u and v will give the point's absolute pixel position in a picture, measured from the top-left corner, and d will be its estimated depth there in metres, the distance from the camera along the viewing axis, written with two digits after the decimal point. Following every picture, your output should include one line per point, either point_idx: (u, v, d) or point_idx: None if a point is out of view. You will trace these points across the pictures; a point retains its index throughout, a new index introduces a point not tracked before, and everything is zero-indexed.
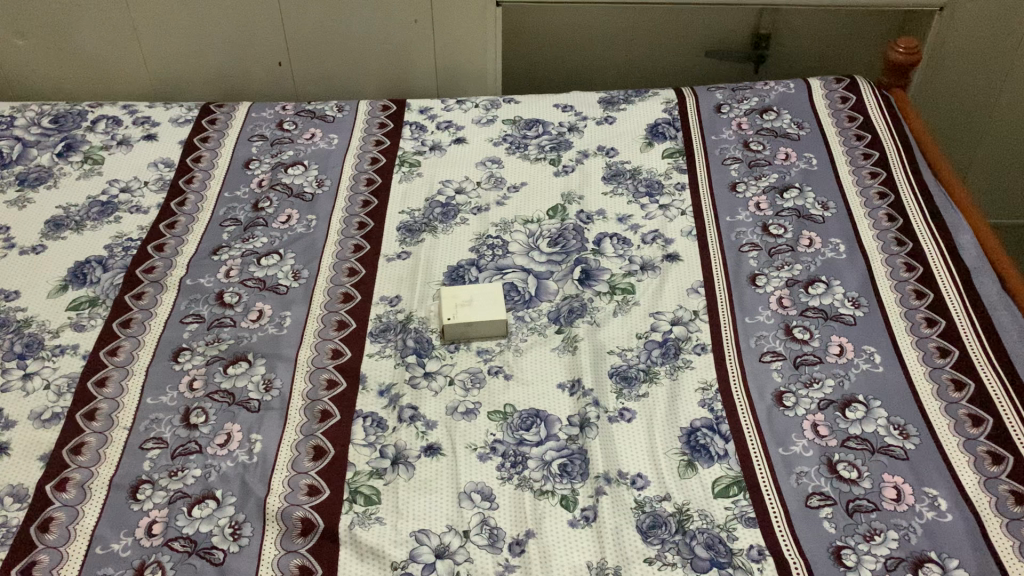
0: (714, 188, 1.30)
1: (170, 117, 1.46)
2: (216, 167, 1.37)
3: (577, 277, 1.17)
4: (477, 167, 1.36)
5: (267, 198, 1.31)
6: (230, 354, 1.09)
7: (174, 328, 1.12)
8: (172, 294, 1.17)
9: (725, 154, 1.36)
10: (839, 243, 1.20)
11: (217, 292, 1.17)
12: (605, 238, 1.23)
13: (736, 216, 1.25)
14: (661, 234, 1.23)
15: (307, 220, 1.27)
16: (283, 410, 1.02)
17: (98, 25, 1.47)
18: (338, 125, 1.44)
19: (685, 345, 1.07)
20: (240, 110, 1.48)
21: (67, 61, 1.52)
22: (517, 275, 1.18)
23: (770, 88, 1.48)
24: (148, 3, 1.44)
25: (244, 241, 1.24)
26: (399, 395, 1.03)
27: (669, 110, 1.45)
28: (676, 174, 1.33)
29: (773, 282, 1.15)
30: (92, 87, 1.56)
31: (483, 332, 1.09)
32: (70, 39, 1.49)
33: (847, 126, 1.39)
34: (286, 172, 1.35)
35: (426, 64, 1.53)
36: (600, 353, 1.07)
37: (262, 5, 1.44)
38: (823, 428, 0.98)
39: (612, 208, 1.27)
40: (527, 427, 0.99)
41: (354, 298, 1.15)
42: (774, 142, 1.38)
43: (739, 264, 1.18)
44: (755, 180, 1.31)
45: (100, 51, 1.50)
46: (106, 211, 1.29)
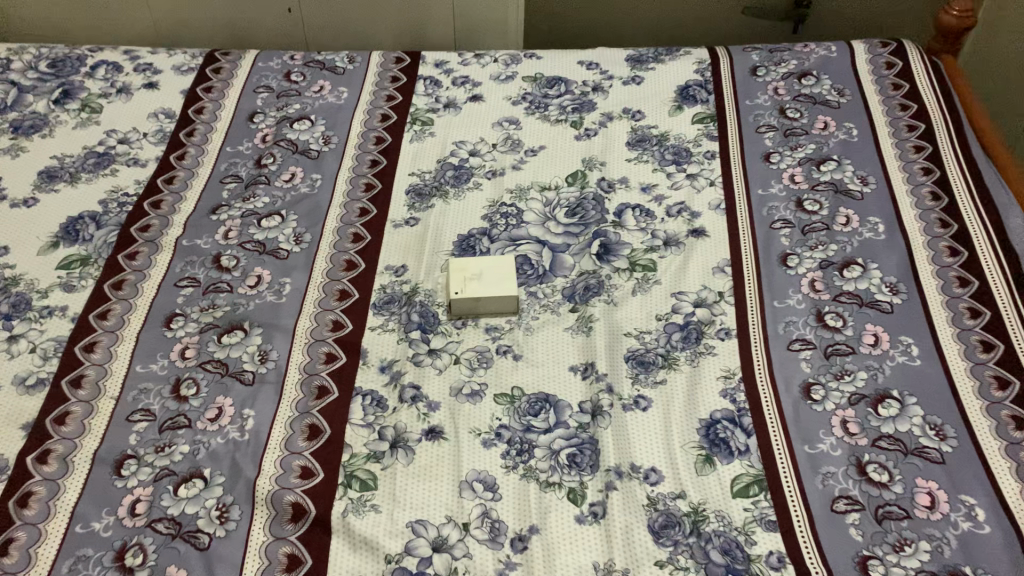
0: (746, 158, 1.22)
1: (173, 64, 1.39)
2: (219, 120, 1.30)
3: (594, 252, 1.10)
4: (493, 127, 1.28)
5: (270, 154, 1.24)
6: (225, 322, 1.03)
7: (168, 292, 1.06)
8: (167, 255, 1.11)
9: (759, 121, 1.27)
10: (878, 222, 1.12)
11: (215, 255, 1.11)
12: (626, 209, 1.15)
13: (768, 189, 1.17)
14: (687, 207, 1.15)
15: (312, 180, 1.20)
16: (278, 384, 0.96)
17: None
18: (349, 77, 1.36)
19: (708, 329, 1.00)
20: (246, 58, 1.40)
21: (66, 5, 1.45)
22: (531, 246, 1.11)
23: (810, 51, 1.39)
24: None
25: (244, 200, 1.18)
26: (401, 373, 0.97)
27: (701, 71, 1.35)
28: (706, 141, 1.24)
29: (805, 264, 1.08)
30: (94, 32, 1.49)
31: (493, 309, 1.03)
32: None
33: (891, 94, 1.30)
34: (292, 127, 1.28)
35: (443, 15, 1.44)
36: (616, 335, 1.00)
37: None
38: (852, 425, 0.91)
39: (635, 176, 1.20)
40: (535, 413, 0.93)
41: (359, 265, 1.09)
42: (812, 110, 1.29)
43: (770, 242, 1.10)
44: (791, 150, 1.23)
45: None
46: (102, 163, 1.23)
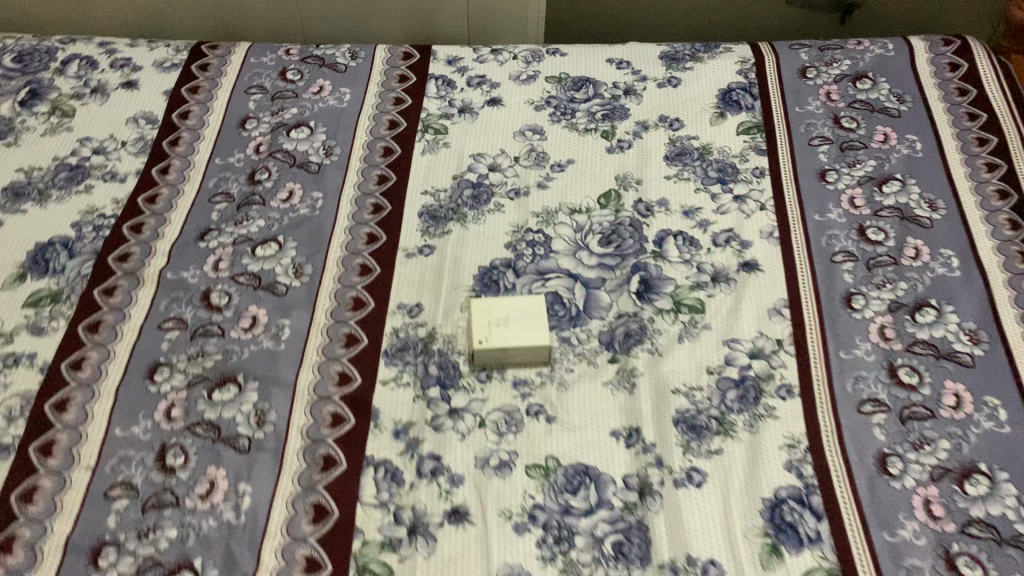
0: (800, 176, 1.09)
1: (155, 60, 1.24)
2: (207, 126, 1.16)
3: (633, 290, 0.97)
4: (515, 137, 1.14)
5: (265, 167, 1.10)
6: (216, 374, 0.90)
7: (151, 336, 0.93)
8: (149, 290, 0.97)
9: (811, 132, 1.14)
10: (951, 255, 1.00)
11: (204, 290, 0.98)
12: (667, 237, 1.02)
13: (826, 214, 1.04)
14: (736, 235, 1.02)
15: (312, 199, 1.07)
16: (279, 452, 0.84)
17: None
18: (351, 76, 1.22)
19: (767, 387, 0.89)
20: (237, 53, 1.25)
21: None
22: (562, 280, 0.98)
23: (864, 49, 1.25)
24: None
25: (236, 223, 1.04)
26: (419, 441, 0.85)
27: (745, 72, 1.22)
28: (754, 156, 1.11)
29: (872, 305, 0.95)
30: (66, 23, 1.35)
31: (522, 359, 0.91)
32: None
33: (957, 101, 1.17)
34: (288, 135, 1.14)
35: (456, 9, 1.30)
36: (663, 392, 0.88)
37: None
38: (937, 507, 0.80)
39: (675, 197, 1.07)
40: (573, 489, 0.81)
41: (367, 304, 0.96)
42: (870, 119, 1.15)
43: (831, 279, 0.98)
44: (849, 167, 1.10)
45: None
46: (75, 177, 1.09)
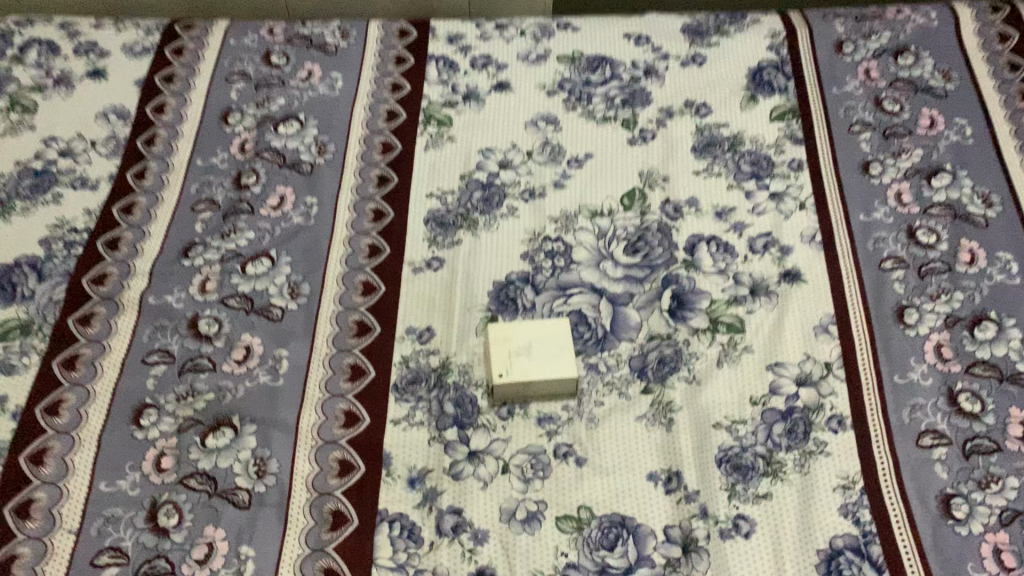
0: (841, 169, 0.99)
1: (124, 43, 1.12)
2: (185, 121, 1.05)
3: (665, 308, 0.88)
4: (526, 128, 1.04)
5: (252, 169, 1.00)
6: (209, 416, 0.82)
7: (135, 372, 0.84)
8: (130, 318, 0.88)
9: (851, 117, 1.04)
10: (1010, 259, 0.91)
11: (191, 317, 0.88)
12: (699, 243, 0.93)
13: (872, 213, 0.95)
14: (774, 240, 0.93)
15: (306, 206, 0.97)
16: (283, 508, 0.76)
17: None
18: (343, 58, 1.11)
19: (816, 418, 0.81)
20: (215, 34, 1.14)
21: None
22: (586, 297, 0.89)
23: (904, 19, 1.14)
24: None
25: (223, 236, 0.94)
26: (437, 491, 0.77)
27: (776, 48, 1.11)
28: (790, 146, 1.01)
29: (927, 321, 0.87)
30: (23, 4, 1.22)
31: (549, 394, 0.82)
32: None
33: (1009, 78, 1.06)
34: (277, 131, 1.03)
35: None
36: (704, 427, 0.80)
37: None
38: (1008, 557, 0.73)
39: (706, 196, 0.97)
40: (610, 545, 0.74)
41: (373, 329, 0.87)
42: (914, 100, 1.05)
43: (881, 290, 0.89)
44: (895, 158, 1.00)
45: None
46: (41, 185, 0.98)
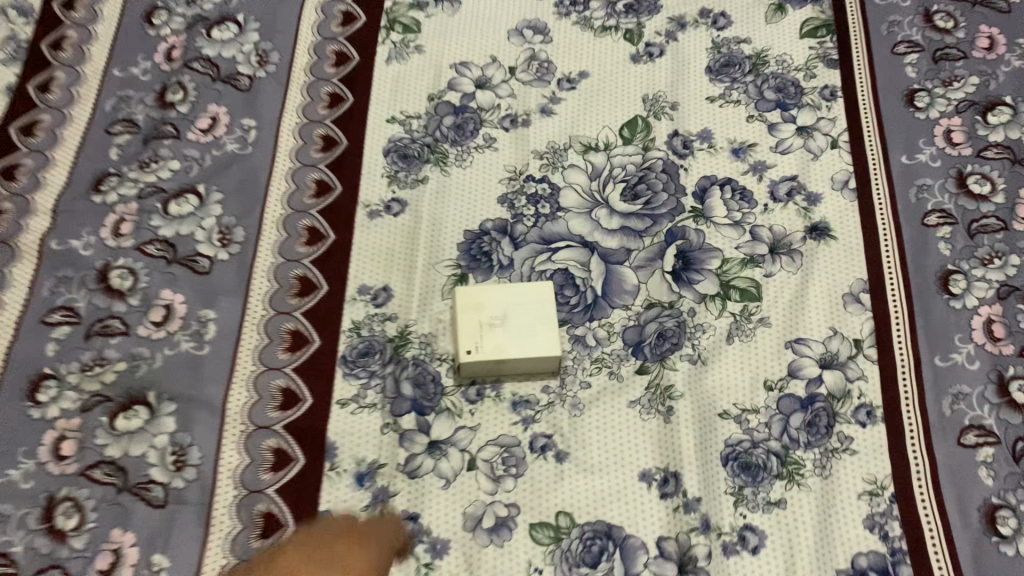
0: (881, 100, 0.83)
1: None
2: (99, 20, 0.87)
3: (668, 269, 0.74)
4: (510, 39, 0.87)
5: (180, 83, 0.83)
6: (120, 392, 0.68)
7: (32, 334, 0.70)
8: (27, 267, 0.73)
9: (895, 35, 0.87)
10: None
11: (101, 267, 0.74)
12: (711, 188, 0.78)
13: (916, 155, 0.80)
14: (799, 186, 0.79)
15: (243, 131, 0.81)
16: (206, 508, 0.64)
17: None
18: None
19: (841, 408, 0.68)
20: None
21: None
22: (574, 253, 0.75)
23: None
24: None
25: (143, 166, 0.79)
26: (388, 492, 0.65)
27: None
28: (822, 69, 0.85)
29: (976, 290, 0.73)
30: None
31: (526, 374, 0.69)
32: None
33: None
34: (210, 35, 0.86)
35: None
36: (708, 418, 0.68)
37: None
38: None
39: (721, 129, 0.82)
40: (594, 562, 0.63)
41: (319, 288, 0.73)
42: (971, 14, 0.88)
43: (924, 251, 0.75)
44: (946, 87, 0.84)
45: None
46: None
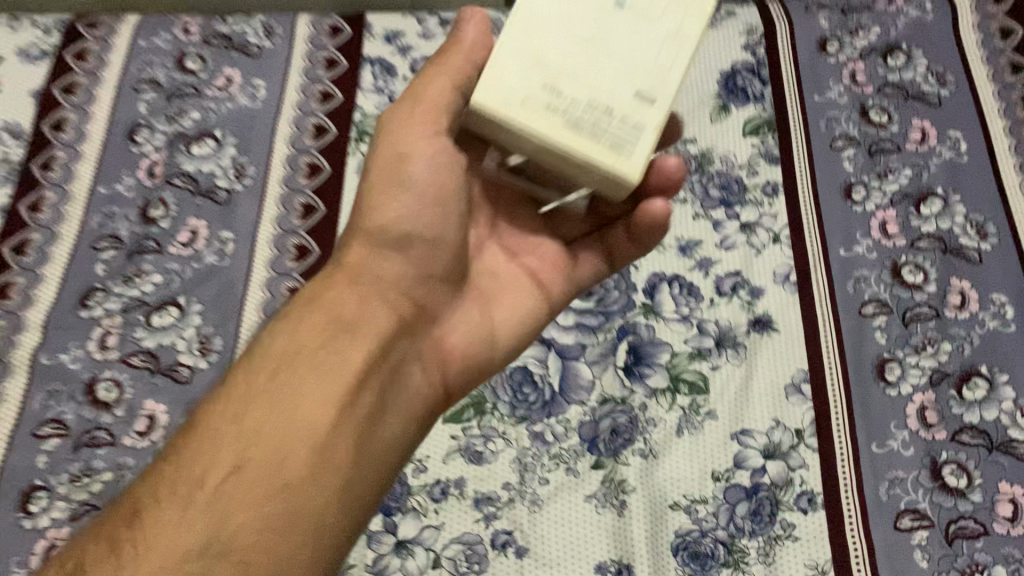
0: (820, 193, 0.89)
1: (17, 45, 1.00)
2: (86, 139, 0.93)
3: (620, 364, 0.79)
4: None
5: (161, 199, 0.89)
6: (105, 501, 0.74)
7: (26, 450, 0.75)
8: (20, 381, 0.79)
9: (833, 129, 0.93)
10: (1004, 301, 0.82)
11: (88, 381, 0.79)
12: (660, 283, 0.84)
13: (853, 247, 0.86)
14: (744, 280, 0.84)
15: (221, 243, 0.86)
16: None
17: None
18: (268, 61, 0.98)
19: (784, 496, 0.73)
20: (119, 32, 1.01)
21: None
22: (532, 349, 0.80)
23: (897, 9, 1.01)
24: None
25: (127, 280, 0.84)
26: None
27: (752, 47, 0.99)
28: (765, 165, 0.91)
29: (911, 377, 0.78)
30: None
31: (543, 92, 0.49)
32: None
33: (1009, 83, 0.96)
34: (188, 152, 0.92)
35: None
36: (659, 508, 0.72)
37: None
38: None
39: (670, 225, 0.87)
40: None
41: None
42: (904, 109, 0.95)
43: (862, 341, 0.80)
44: (881, 178, 0.90)
45: None
46: None
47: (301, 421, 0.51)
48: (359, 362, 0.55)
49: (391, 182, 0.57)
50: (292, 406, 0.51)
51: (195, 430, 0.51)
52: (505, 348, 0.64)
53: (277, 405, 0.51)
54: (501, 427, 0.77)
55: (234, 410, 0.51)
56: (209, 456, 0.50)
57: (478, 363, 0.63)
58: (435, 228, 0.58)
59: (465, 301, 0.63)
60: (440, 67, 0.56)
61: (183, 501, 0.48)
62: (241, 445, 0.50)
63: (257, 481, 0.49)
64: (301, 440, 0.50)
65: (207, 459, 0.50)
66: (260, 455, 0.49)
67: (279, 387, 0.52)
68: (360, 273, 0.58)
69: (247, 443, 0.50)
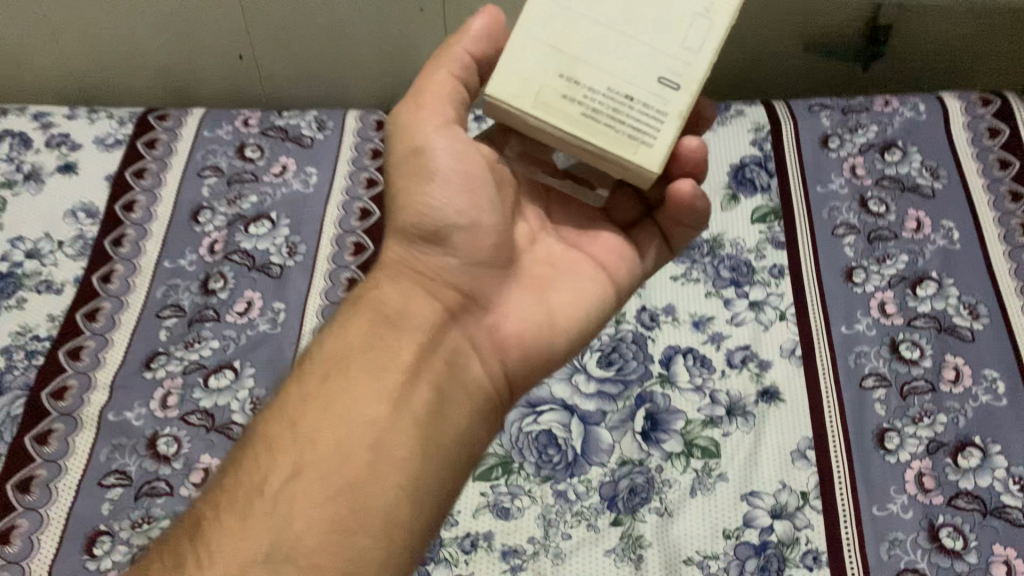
0: (823, 275, 0.97)
1: (95, 135, 1.12)
2: (154, 218, 1.03)
3: (637, 430, 0.86)
4: None
5: (220, 273, 0.98)
6: None
7: (92, 498, 0.82)
8: (88, 436, 0.86)
9: (835, 218, 1.02)
10: (996, 377, 0.88)
11: (150, 436, 0.86)
12: (675, 356, 0.91)
13: (854, 325, 0.93)
14: (753, 354, 0.91)
15: (273, 313, 0.95)
16: None
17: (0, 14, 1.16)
18: (319, 151, 1.09)
19: (791, 554, 0.78)
20: (188, 124, 1.12)
21: None
22: (557, 414, 0.87)
23: (893, 110, 1.11)
24: None
25: (187, 345, 0.93)
26: None
27: (759, 143, 1.09)
28: (771, 250, 1.00)
29: (908, 445, 0.84)
30: (11, 78, 1.27)
31: (563, 84, 0.59)
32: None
33: (998, 177, 1.03)
34: (246, 231, 1.02)
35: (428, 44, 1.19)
36: (674, 562, 0.78)
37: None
38: None
39: (684, 303, 0.95)
40: None
41: None
42: (901, 200, 1.03)
43: (862, 412, 0.86)
44: (880, 262, 0.98)
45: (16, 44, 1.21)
46: (6, 289, 0.98)
47: (358, 421, 0.55)
48: (406, 356, 0.59)
49: (419, 179, 0.63)
50: (346, 406, 0.56)
51: (259, 438, 0.55)
52: (567, 334, 0.65)
53: (331, 407, 0.56)
54: (527, 485, 0.83)
55: (291, 412, 0.56)
56: (271, 462, 0.54)
57: (538, 349, 0.65)
58: (470, 212, 0.63)
59: (518, 286, 0.66)
60: (437, 63, 0.63)
61: (252, 504, 0.52)
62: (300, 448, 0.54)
63: (322, 480, 0.53)
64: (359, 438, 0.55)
65: (271, 464, 0.54)
66: (321, 455, 0.54)
67: (331, 389, 0.57)
68: (410, 272, 0.64)
69: (306, 442, 0.54)
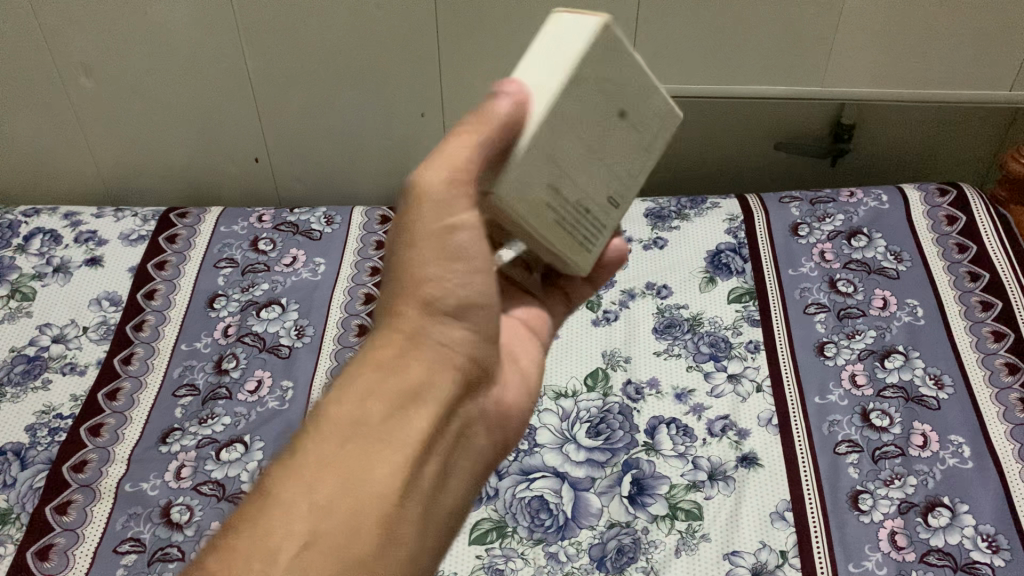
0: (795, 350, 1.04)
1: (120, 232, 1.21)
2: (172, 306, 1.11)
3: (625, 494, 0.91)
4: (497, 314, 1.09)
5: (233, 354, 1.05)
6: None
7: (106, 562, 0.86)
8: (105, 506, 0.91)
9: (806, 298, 1.09)
10: (962, 442, 0.93)
11: (164, 505, 0.91)
12: (659, 425, 0.97)
13: (827, 395, 0.99)
14: (732, 423, 0.97)
15: (281, 390, 1.01)
16: None
17: (39, 125, 1.28)
18: (326, 244, 1.18)
19: None
20: (207, 221, 1.22)
21: (11, 162, 1.34)
22: (548, 482, 0.92)
23: (858, 201, 1.20)
24: (89, 103, 1.25)
25: (201, 421, 0.99)
26: None
27: (733, 232, 1.18)
28: (748, 328, 1.07)
29: (881, 506, 0.89)
30: (46, 186, 1.38)
31: (622, 127, 0.57)
32: (10, 139, 1.30)
33: (956, 260, 1.11)
34: (257, 315, 1.09)
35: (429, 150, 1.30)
36: None
37: (229, 108, 1.25)
38: None
39: (666, 377, 1.02)
40: None
41: None
42: (867, 281, 1.10)
43: (835, 475, 0.91)
44: (849, 337, 1.04)
45: (50, 152, 1.32)
46: (32, 371, 1.05)
47: (371, 476, 0.51)
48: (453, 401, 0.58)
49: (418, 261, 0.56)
50: (363, 461, 0.51)
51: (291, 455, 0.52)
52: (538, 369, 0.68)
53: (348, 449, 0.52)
54: (521, 548, 0.87)
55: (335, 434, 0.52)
56: (283, 523, 0.48)
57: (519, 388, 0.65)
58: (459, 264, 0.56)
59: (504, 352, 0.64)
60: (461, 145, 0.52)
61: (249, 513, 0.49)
62: (309, 484, 0.50)
63: (330, 542, 0.49)
64: (369, 491, 0.51)
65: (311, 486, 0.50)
66: (326, 494, 0.50)
67: (358, 424, 0.52)
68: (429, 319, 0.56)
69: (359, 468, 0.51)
